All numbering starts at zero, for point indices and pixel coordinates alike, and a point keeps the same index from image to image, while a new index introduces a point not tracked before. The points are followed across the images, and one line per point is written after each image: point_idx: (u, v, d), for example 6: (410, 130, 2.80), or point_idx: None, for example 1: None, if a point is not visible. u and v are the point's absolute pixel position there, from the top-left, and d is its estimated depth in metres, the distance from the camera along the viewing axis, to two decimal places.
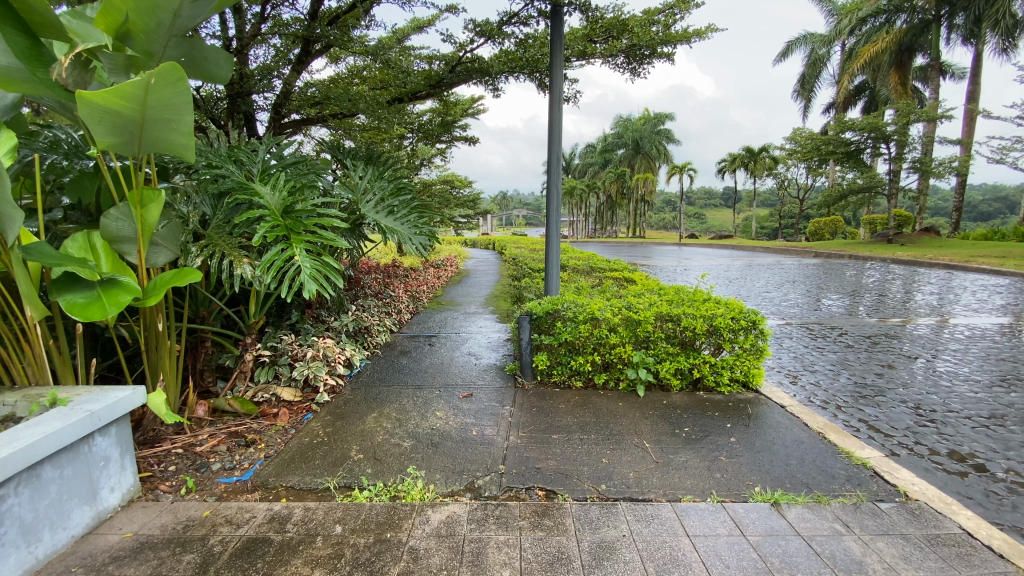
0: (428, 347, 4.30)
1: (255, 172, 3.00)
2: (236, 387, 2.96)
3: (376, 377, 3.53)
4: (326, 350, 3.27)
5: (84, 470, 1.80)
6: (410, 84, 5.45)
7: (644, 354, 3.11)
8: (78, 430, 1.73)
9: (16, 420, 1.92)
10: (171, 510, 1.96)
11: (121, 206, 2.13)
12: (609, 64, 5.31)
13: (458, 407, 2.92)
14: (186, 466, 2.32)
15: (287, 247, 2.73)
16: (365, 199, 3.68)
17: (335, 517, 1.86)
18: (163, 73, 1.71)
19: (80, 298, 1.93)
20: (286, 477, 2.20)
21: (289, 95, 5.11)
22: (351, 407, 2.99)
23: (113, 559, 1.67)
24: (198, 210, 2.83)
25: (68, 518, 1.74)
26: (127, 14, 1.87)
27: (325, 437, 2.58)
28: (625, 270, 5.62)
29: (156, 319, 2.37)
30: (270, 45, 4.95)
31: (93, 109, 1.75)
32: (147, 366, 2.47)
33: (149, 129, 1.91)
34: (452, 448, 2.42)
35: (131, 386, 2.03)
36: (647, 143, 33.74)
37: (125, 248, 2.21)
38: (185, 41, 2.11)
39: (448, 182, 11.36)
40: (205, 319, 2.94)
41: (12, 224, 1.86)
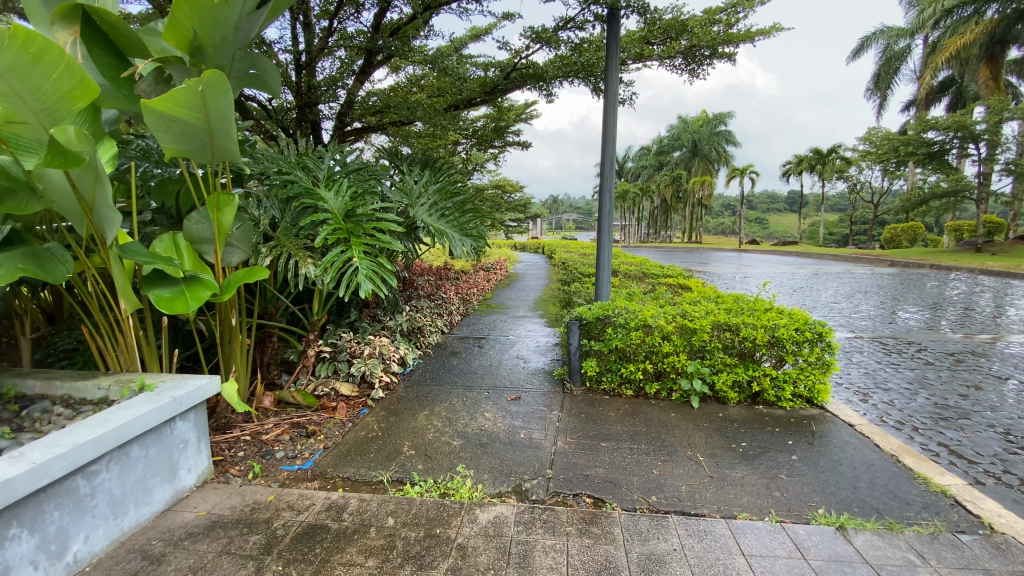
0: (477, 349, 4.37)
1: (320, 178, 3.17)
2: (299, 380, 3.13)
3: (427, 376, 3.62)
4: (382, 348, 3.42)
5: (167, 451, 1.97)
6: (466, 91, 5.58)
7: (700, 364, 3.00)
8: (162, 414, 1.90)
9: (109, 402, 2.11)
10: (240, 493, 2.10)
11: (200, 210, 2.32)
12: (666, 67, 5.21)
13: (506, 410, 2.95)
14: (253, 452, 2.48)
15: (347, 249, 2.86)
16: (419, 204, 3.80)
17: (388, 509, 1.93)
18: (210, 79, 1.82)
19: (165, 293, 2.13)
20: (342, 469, 2.30)
21: (351, 104, 5.38)
22: (403, 404, 3.09)
23: (189, 535, 1.81)
24: (268, 214, 3.01)
25: (151, 494, 1.91)
26: (194, 29, 1.98)
27: (379, 432, 2.68)
28: (680, 276, 5.45)
29: (229, 314, 2.57)
30: (336, 57, 5.28)
31: (160, 117, 1.90)
32: (221, 357, 2.67)
33: (214, 136, 2.05)
34: (500, 449, 2.45)
35: (208, 374, 2.20)
36: (705, 145, 32.76)
37: (204, 248, 2.43)
38: (249, 56, 2.25)
39: (499, 187, 11.56)
40: (273, 315, 3.14)
41: (111, 225, 2.06)
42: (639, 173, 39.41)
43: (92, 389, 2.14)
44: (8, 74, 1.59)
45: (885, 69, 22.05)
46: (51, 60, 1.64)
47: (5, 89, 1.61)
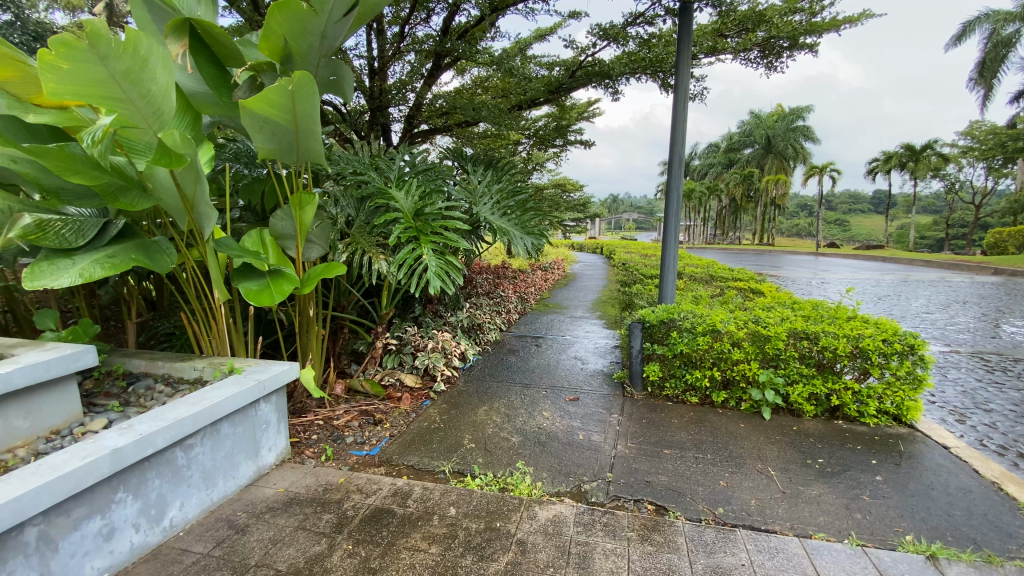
0: (535, 348, 4.38)
1: (392, 178, 3.30)
2: (368, 370, 3.29)
3: (486, 372, 3.68)
4: (444, 343, 3.55)
5: (251, 430, 2.14)
6: (531, 90, 5.61)
7: (773, 374, 2.85)
8: (249, 395, 2.06)
9: (202, 383, 2.32)
10: (314, 474, 2.24)
11: (284, 208, 2.51)
12: (741, 61, 4.98)
13: (565, 410, 2.94)
14: (325, 436, 2.64)
15: (417, 246, 2.97)
16: (483, 203, 3.87)
17: (450, 499, 1.98)
18: (299, 81, 1.92)
19: (254, 285, 2.31)
20: (406, 457, 2.40)
21: (419, 107, 5.57)
22: (464, 398, 3.16)
23: (269, 509, 1.96)
24: (344, 212, 3.18)
25: (237, 469, 2.08)
26: (285, 38, 2.13)
27: (441, 424, 2.76)
28: (751, 280, 5.18)
29: (308, 305, 2.77)
30: (406, 62, 5.48)
31: (255, 117, 2.04)
32: (299, 345, 2.88)
33: (300, 135, 2.19)
34: (559, 449, 2.44)
35: (289, 361, 2.36)
36: (780, 142, 30.92)
37: (287, 244, 2.62)
38: (333, 62, 2.39)
39: (560, 186, 11.53)
40: (345, 308, 3.32)
41: (208, 221, 2.25)
42: (706, 172, 37.89)
43: (189, 369, 2.36)
44: (123, 80, 1.75)
45: (993, 55, 19.83)
46: (157, 68, 1.82)
47: (121, 95, 1.79)
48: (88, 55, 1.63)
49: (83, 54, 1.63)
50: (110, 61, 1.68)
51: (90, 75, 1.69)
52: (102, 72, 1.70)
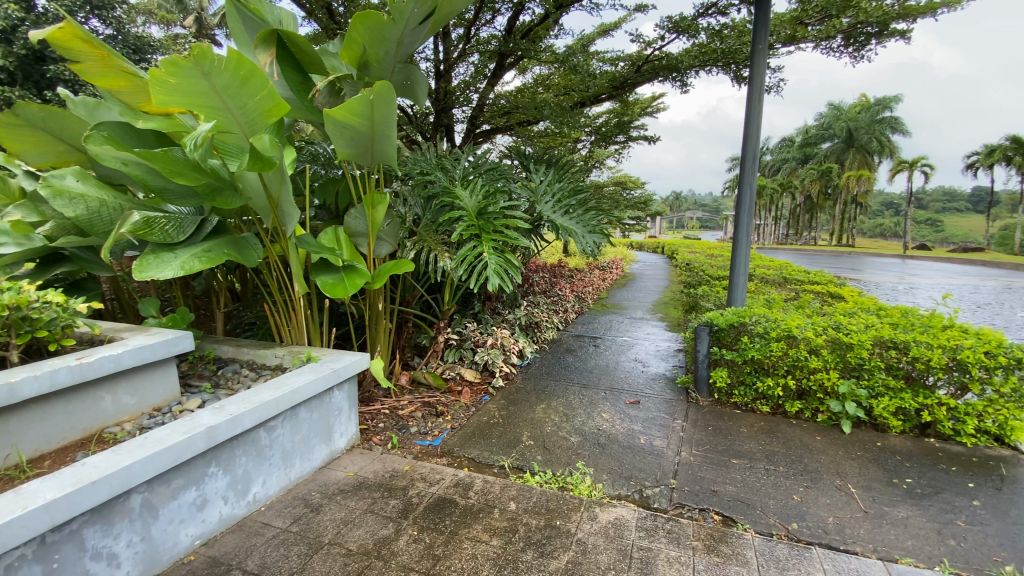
0: (594, 348, 4.34)
1: (457, 178, 3.38)
2: (430, 363, 3.40)
3: (545, 370, 3.69)
4: (503, 340, 3.59)
5: (326, 415, 2.28)
6: (594, 87, 5.55)
7: (855, 385, 2.65)
8: (324, 382, 2.19)
9: (282, 369, 2.49)
10: (381, 460, 2.34)
11: (358, 208, 2.64)
12: (822, 49, 4.67)
13: (625, 412, 2.90)
14: (391, 425, 2.76)
15: (479, 244, 3.02)
16: (544, 201, 3.85)
17: (510, 494, 2.01)
18: (380, 90, 2.00)
19: (330, 280, 2.46)
20: (467, 450, 2.45)
21: (482, 107, 5.66)
22: (522, 395, 3.18)
23: (341, 490, 2.08)
24: (411, 211, 3.30)
25: (313, 451, 2.22)
26: (364, 46, 2.23)
27: (500, 419, 2.80)
28: (830, 284, 4.85)
29: (377, 300, 2.90)
30: (471, 63, 5.59)
31: (337, 125, 2.15)
32: (368, 337, 3.02)
33: (376, 139, 2.28)
34: (620, 452, 2.41)
35: (360, 351, 2.50)
36: (864, 135, 28.63)
37: (359, 241, 2.76)
38: (406, 67, 2.48)
39: (621, 185, 11.34)
40: (410, 303, 3.45)
41: (290, 219, 2.41)
42: (778, 168, 35.78)
43: (271, 356, 2.54)
44: (222, 92, 1.91)
45: None
46: (256, 85, 1.95)
47: (220, 105, 1.96)
48: (193, 71, 1.79)
49: (189, 71, 1.78)
50: (212, 76, 1.83)
51: (194, 89, 1.86)
52: (203, 85, 1.85)
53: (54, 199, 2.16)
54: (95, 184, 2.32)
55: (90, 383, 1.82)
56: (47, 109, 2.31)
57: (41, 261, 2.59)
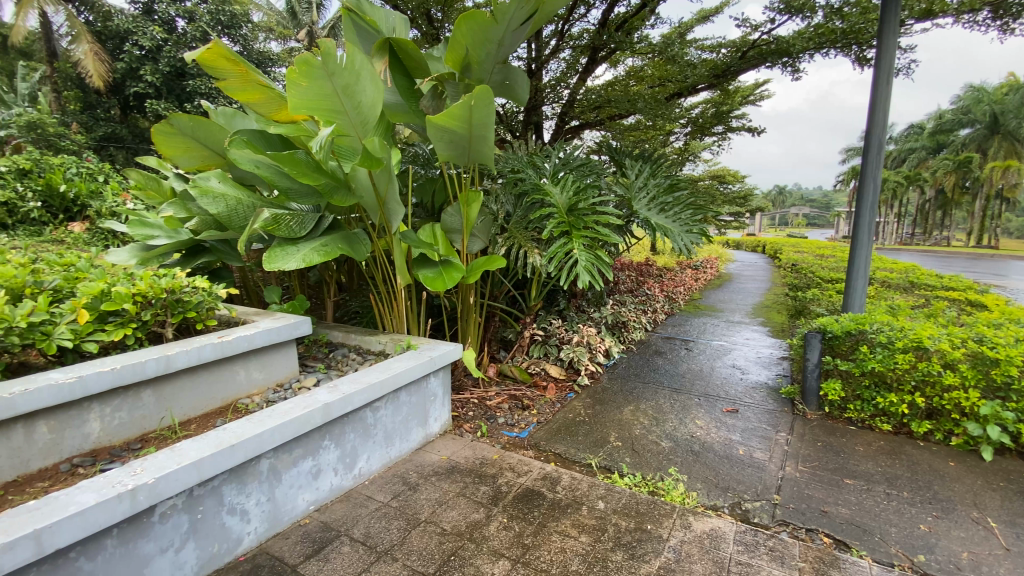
0: (686, 351, 4.16)
1: (548, 175, 3.39)
2: (516, 357, 3.47)
3: (632, 371, 3.61)
4: (589, 338, 3.55)
5: (423, 400, 2.41)
6: (692, 77, 5.29)
7: (1000, 407, 2.27)
8: (422, 369, 2.33)
9: (384, 355, 2.67)
10: (471, 447, 2.44)
11: (454, 205, 2.76)
12: (967, 22, 4.09)
13: (721, 421, 2.75)
14: (480, 414, 2.85)
15: (569, 241, 3.01)
16: (639, 197, 3.73)
17: (598, 493, 2.00)
18: (479, 95, 2.06)
19: (429, 274, 2.59)
20: (554, 445, 2.48)
21: (572, 103, 5.64)
22: (609, 395, 3.14)
23: (435, 472, 2.19)
24: (503, 208, 3.37)
25: (411, 433, 2.37)
26: (467, 49, 2.32)
27: (586, 417, 2.79)
28: (970, 290, 4.23)
29: (468, 294, 3.01)
30: (562, 59, 5.59)
31: (438, 129, 2.25)
32: (459, 329, 3.15)
33: (475, 140, 2.36)
34: (715, 461, 2.30)
35: (454, 342, 2.61)
36: (1017, 118, 24.54)
37: (454, 237, 2.87)
38: (505, 67, 2.54)
39: (717, 179, 10.71)
40: (497, 298, 3.53)
41: (395, 216, 2.58)
42: (903, 159, 31.77)
43: (374, 342, 2.74)
44: (342, 92, 2.11)
45: None
46: (367, 82, 2.15)
47: (340, 106, 2.16)
48: (320, 73, 1.99)
49: (317, 73, 1.99)
50: (335, 77, 2.04)
51: (320, 91, 2.07)
52: (328, 87, 2.06)
53: (201, 198, 2.48)
54: (232, 185, 2.63)
55: (227, 359, 2.08)
56: (195, 120, 2.66)
57: (188, 252, 2.99)
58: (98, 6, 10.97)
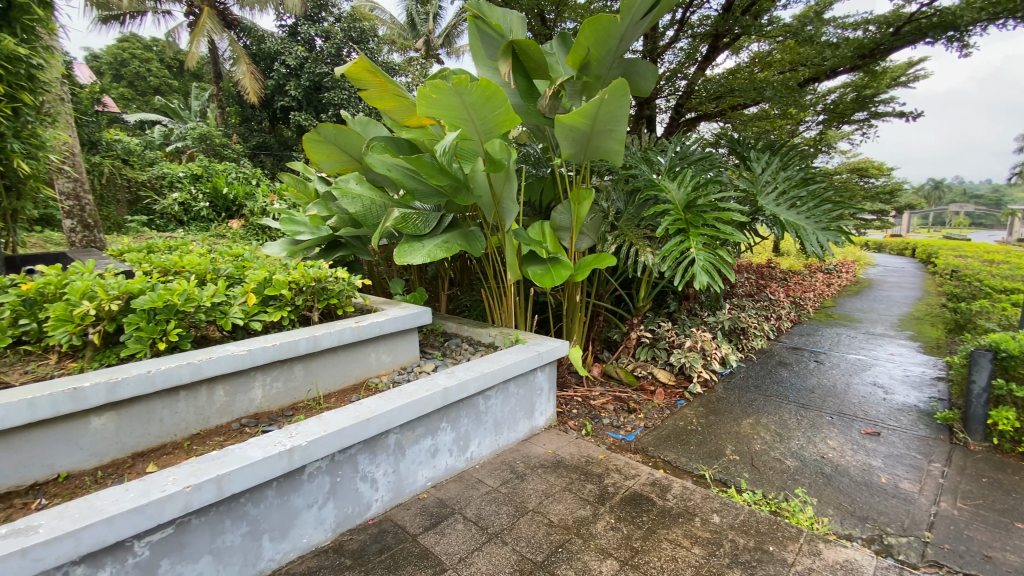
0: (814, 364, 3.77)
1: (663, 170, 3.26)
2: (621, 358, 3.41)
3: (751, 382, 3.36)
4: (703, 344, 3.32)
5: (530, 393, 2.47)
6: (832, 59, 4.76)
7: None
8: (531, 363, 2.39)
9: (494, 348, 2.78)
10: (577, 444, 2.44)
11: (565, 203, 2.78)
12: None
13: (858, 443, 2.46)
14: (585, 413, 2.85)
15: (685, 239, 2.88)
16: (766, 192, 3.51)
17: (713, 506, 1.90)
18: (615, 90, 2.06)
19: (539, 271, 2.64)
20: (663, 452, 2.40)
21: (689, 95, 5.37)
22: (724, 405, 2.96)
23: (542, 465, 2.24)
24: (614, 205, 3.31)
25: (517, 425, 2.44)
26: (588, 46, 2.33)
27: (698, 426, 2.66)
28: None
29: (575, 292, 3.01)
30: (681, 49, 5.33)
31: (564, 127, 2.27)
32: (565, 327, 3.18)
33: (597, 137, 2.36)
34: (850, 487, 2.07)
35: (561, 339, 2.64)
36: None
37: (562, 235, 2.90)
38: (625, 62, 2.51)
39: (857, 173, 9.50)
40: (603, 297, 3.48)
41: (509, 215, 2.66)
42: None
43: (485, 335, 2.85)
44: (470, 107, 2.19)
45: None
46: (496, 103, 2.20)
47: (466, 117, 2.25)
48: (451, 92, 2.08)
49: (448, 92, 2.08)
50: (465, 95, 2.11)
51: (449, 104, 2.17)
52: (457, 102, 2.16)
53: (342, 198, 2.77)
54: (368, 187, 2.92)
55: (361, 342, 2.30)
56: (338, 128, 2.98)
57: (327, 246, 3.36)
58: (254, 31, 12.63)
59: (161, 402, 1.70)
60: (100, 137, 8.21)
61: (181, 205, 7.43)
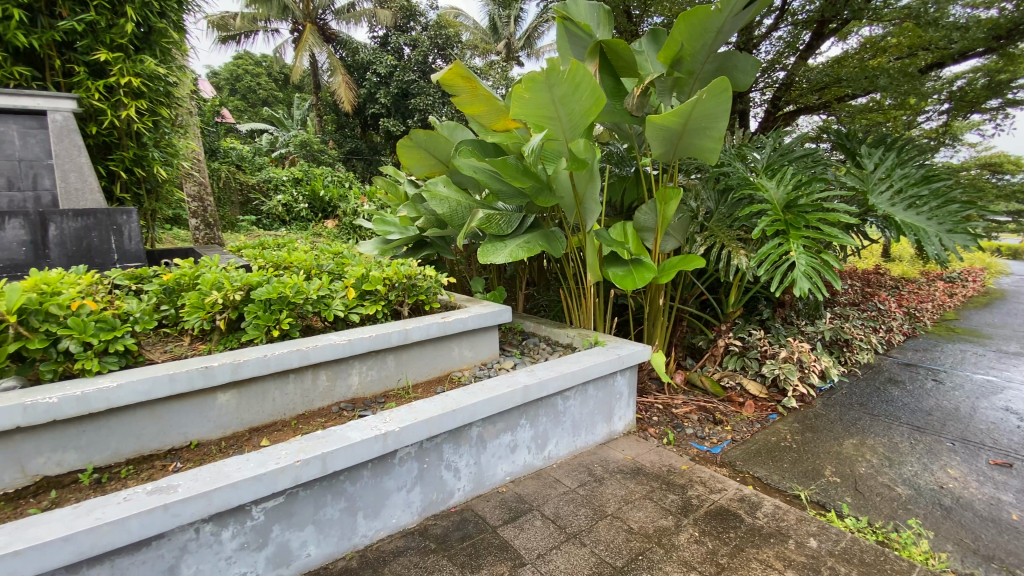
0: (931, 383, 3.37)
1: (760, 168, 3.07)
2: (706, 367, 3.26)
3: (854, 399, 3.07)
4: (800, 355, 3.08)
5: (610, 397, 2.44)
6: (963, 41, 4.23)
7: None
8: (611, 366, 2.36)
9: (573, 349, 2.77)
10: (658, 453, 2.38)
11: (650, 203, 2.71)
12: None
13: (987, 475, 2.17)
14: (667, 421, 2.76)
15: (784, 242, 2.70)
16: (878, 190, 3.17)
17: (809, 529, 1.77)
18: (714, 88, 2.00)
19: (621, 271, 2.60)
20: (753, 467, 2.27)
21: (789, 87, 5.01)
22: (822, 422, 2.73)
23: (621, 470, 2.20)
24: (704, 205, 3.16)
25: (596, 428, 2.42)
26: (682, 41, 2.28)
27: (793, 444, 2.48)
28: None
29: (658, 295, 2.92)
30: (780, 38, 4.99)
31: (655, 127, 2.22)
32: (647, 331, 3.09)
33: (689, 136, 2.27)
34: (976, 523, 1.83)
35: (643, 343, 2.58)
36: None
37: (646, 236, 2.83)
38: (722, 56, 2.41)
39: (989, 169, 8.35)
40: (688, 301, 3.32)
41: (591, 215, 2.64)
42: None
43: (563, 335, 2.86)
44: (559, 102, 2.21)
45: None
46: (585, 95, 2.19)
47: (554, 114, 2.28)
48: (542, 86, 2.12)
49: (540, 86, 2.12)
50: (555, 88, 2.14)
51: (539, 101, 2.20)
52: (547, 98, 2.19)
53: (431, 199, 2.90)
54: (454, 189, 3.03)
55: (446, 337, 2.41)
56: (428, 134, 3.12)
57: (414, 245, 3.53)
58: (350, 43, 13.53)
59: (273, 384, 1.89)
60: (219, 145, 9.23)
61: (284, 206, 8.17)
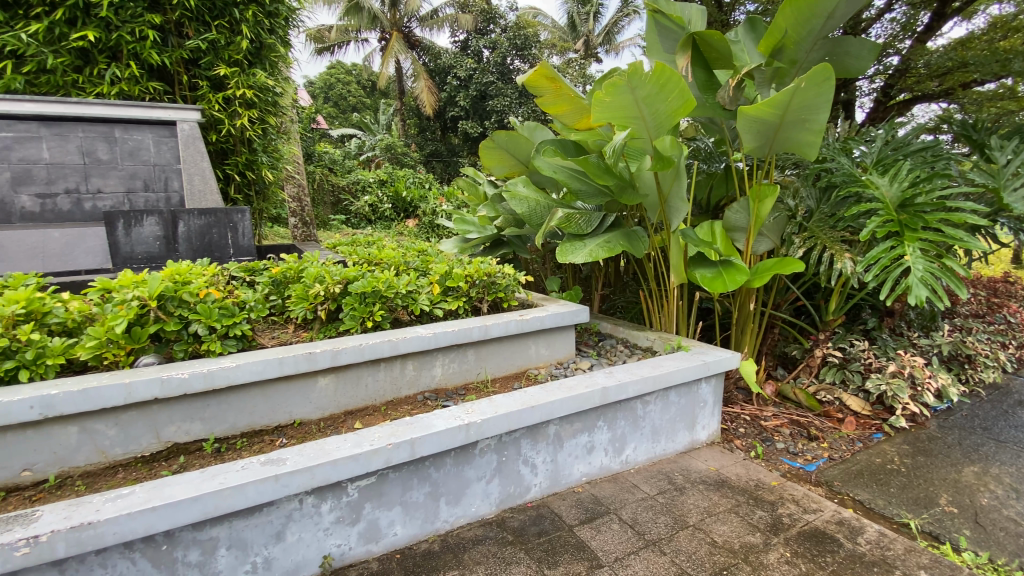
0: None
1: (870, 163, 2.80)
2: (800, 378, 3.04)
3: (978, 422, 2.72)
4: (913, 371, 2.76)
5: (693, 404, 2.35)
6: None
7: None
8: (695, 372, 2.27)
9: (653, 352, 2.70)
10: (744, 466, 2.26)
11: (741, 201, 2.57)
12: None
13: None
14: (754, 433, 2.61)
15: (898, 245, 2.45)
16: (1016, 187, 2.77)
17: (919, 562, 1.60)
18: (814, 75, 1.87)
19: (708, 273, 2.49)
20: (853, 489, 2.08)
21: (903, 73, 4.52)
22: (938, 446, 2.45)
23: (704, 481, 2.11)
24: (803, 203, 2.93)
25: (677, 435, 2.34)
26: (787, 28, 2.14)
27: (902, 467, 2.25)
28: None
29: (749, 300, 2.76)
30: (893, 20, 4.52)
31: (748, 120, 2.10)
32: (735, 338, 2.94)
33: (787, 128, 2.13)
34: None
35: (731, 350, 2.46)
36: None
37: (736, 236, 2.69)
38: (831, 42, 2.23)
39: None
40: (781, 307, 3.09)
41: (676, 215, 2.54)
42: None
43: (643, 338, 2.79)
44: (642, 102, 2.16)
45: None
46: (671, 93, 2.13)
47: (637, 113, 2.23)
48: (624, 88, 2.08)
49: (622, 89, 2.08)
50: (638, 89, 2.09)
51: (622, 102, 2.16)
52: (630, 99, 2.14)
53: (512, 199, 2.95)
54: (534, 188, 3.06)
55: (525, 334, 2.44)
56: (509, 134, 3.18)
57: (492, 244, 3.60)
58: (432, 49, 14.08)
59: (367, 370, 2.02)
60: (314, 150, 10.00)
61: (370, 206, 8.68)
